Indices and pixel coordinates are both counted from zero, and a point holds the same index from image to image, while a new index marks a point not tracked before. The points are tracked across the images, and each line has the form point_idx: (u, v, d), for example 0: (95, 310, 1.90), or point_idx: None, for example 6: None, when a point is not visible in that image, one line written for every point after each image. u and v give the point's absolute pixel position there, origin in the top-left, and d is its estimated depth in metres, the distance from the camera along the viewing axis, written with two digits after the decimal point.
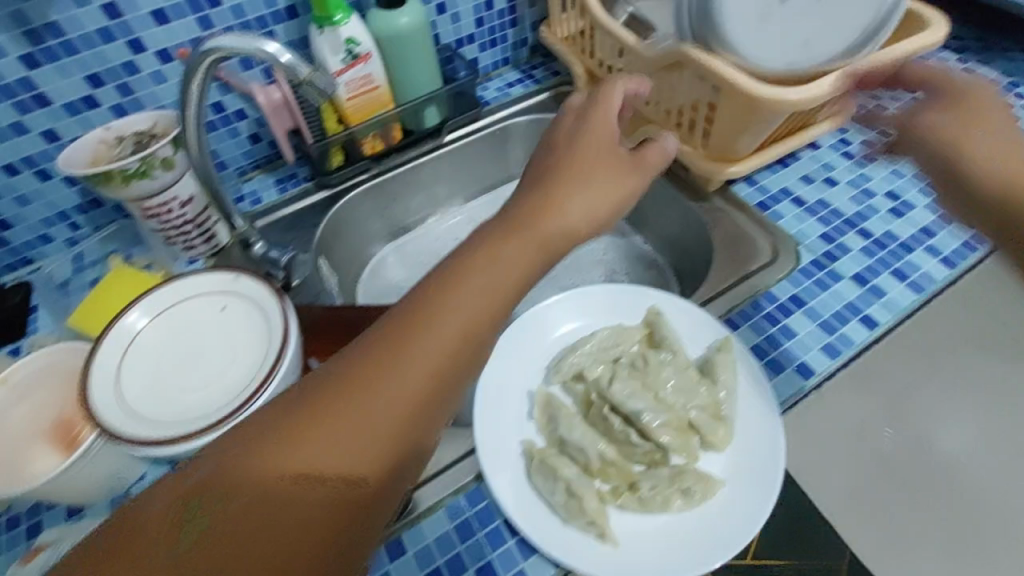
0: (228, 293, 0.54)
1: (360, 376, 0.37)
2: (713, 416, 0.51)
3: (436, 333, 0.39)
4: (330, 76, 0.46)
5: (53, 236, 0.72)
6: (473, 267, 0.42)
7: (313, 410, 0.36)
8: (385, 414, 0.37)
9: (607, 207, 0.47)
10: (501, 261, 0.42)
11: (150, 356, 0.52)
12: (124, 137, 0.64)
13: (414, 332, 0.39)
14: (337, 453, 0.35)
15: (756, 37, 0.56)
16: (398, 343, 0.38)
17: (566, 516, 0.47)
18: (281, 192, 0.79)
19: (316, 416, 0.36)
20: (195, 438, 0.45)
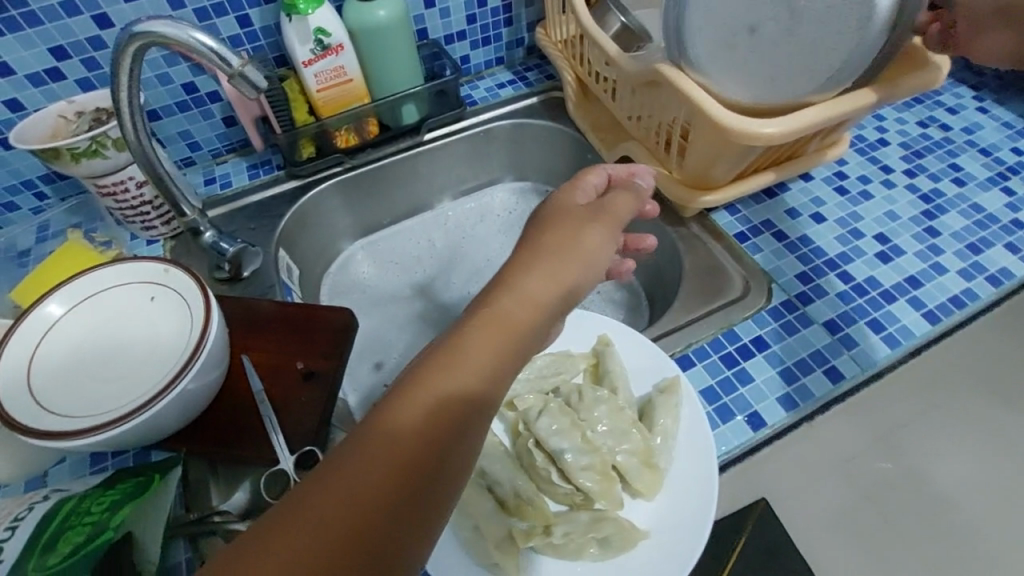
0: (157, 284, 0.53)
1: (297, 517, 0.27)
2: (642, 462, 0.48)
3: (429, 402, 0.31)
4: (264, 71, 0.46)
5: (18, 204, 0.73)
6: (437, 365, 0.33)
7: (308, 502, 0.27)
8: (390, 498, 0.28)
9: (572, 278, 0.40)
10: (468, 352, 0.34)
11: (68, 343, 0.51)
12: (85, 113, 0.64)
13: (367, 446, 0.29)
14: (335, 555, 0.26)
15: (721, 62, 0.53)
16: (408, 414, 0.31)
17: (472, 554, 0.44)
18: (251, 178, 0.77)
19: (310, 509, 0.27)
20: (91, 435, 0.44)
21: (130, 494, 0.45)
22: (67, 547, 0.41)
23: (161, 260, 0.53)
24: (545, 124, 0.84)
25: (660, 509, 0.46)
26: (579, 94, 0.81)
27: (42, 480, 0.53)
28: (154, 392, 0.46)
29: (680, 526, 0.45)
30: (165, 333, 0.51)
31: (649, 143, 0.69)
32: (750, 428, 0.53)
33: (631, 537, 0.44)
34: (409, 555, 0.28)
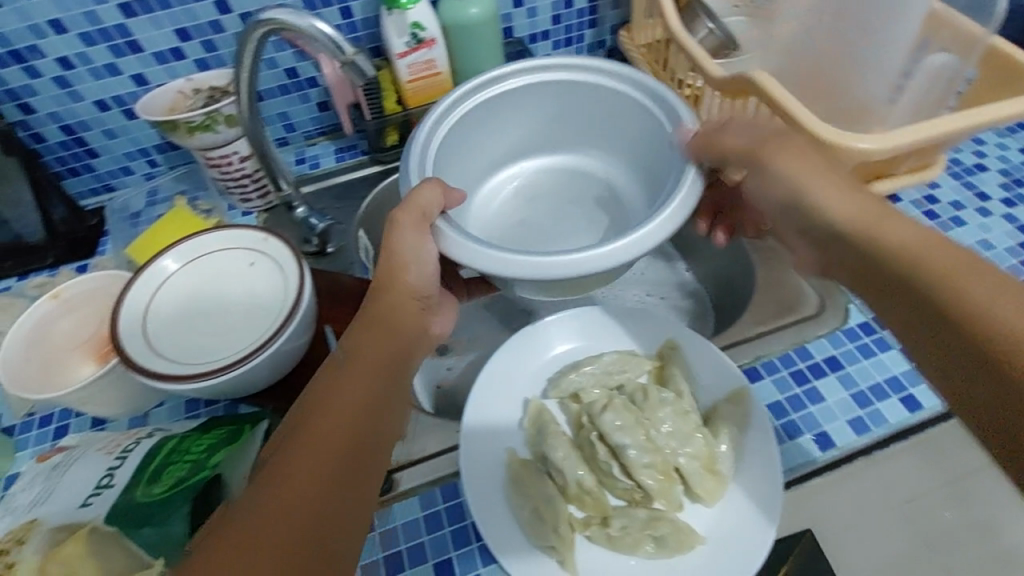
0: (256, 250, 0.58)
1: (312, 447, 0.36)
2: (705, 467, 0.48)
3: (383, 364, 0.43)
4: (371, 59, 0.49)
5: (133, 169, 0.79)
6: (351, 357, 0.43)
7: (299, 444, 0.36)
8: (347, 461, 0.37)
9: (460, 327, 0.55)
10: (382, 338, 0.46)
11: (176, 297, 0.56)
12: (200, 90, 0.69)
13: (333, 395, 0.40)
14: (326, 486, 0.35)
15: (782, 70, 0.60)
16: (370, 374, 0.42)
17: (530, 534, 0.46)
18: (339, 161, 0.82)
19: (308, 447, 0.36)
20: (193, 381, 0.49)
21: (226, 439, 0.49)
22: (169, 481, 0.46)
23: (261, 229, 0.58)
24: None
25: (719, 517, 0.46)
26: None
27: (143, 419, 0.59)
28: (248, 350, 0.50)
29: (737, 534, 0.45)
30: (262, 296, 0.56)
31: None
32: (818, 446, 0.52)
33: (688, 539, 0.45)
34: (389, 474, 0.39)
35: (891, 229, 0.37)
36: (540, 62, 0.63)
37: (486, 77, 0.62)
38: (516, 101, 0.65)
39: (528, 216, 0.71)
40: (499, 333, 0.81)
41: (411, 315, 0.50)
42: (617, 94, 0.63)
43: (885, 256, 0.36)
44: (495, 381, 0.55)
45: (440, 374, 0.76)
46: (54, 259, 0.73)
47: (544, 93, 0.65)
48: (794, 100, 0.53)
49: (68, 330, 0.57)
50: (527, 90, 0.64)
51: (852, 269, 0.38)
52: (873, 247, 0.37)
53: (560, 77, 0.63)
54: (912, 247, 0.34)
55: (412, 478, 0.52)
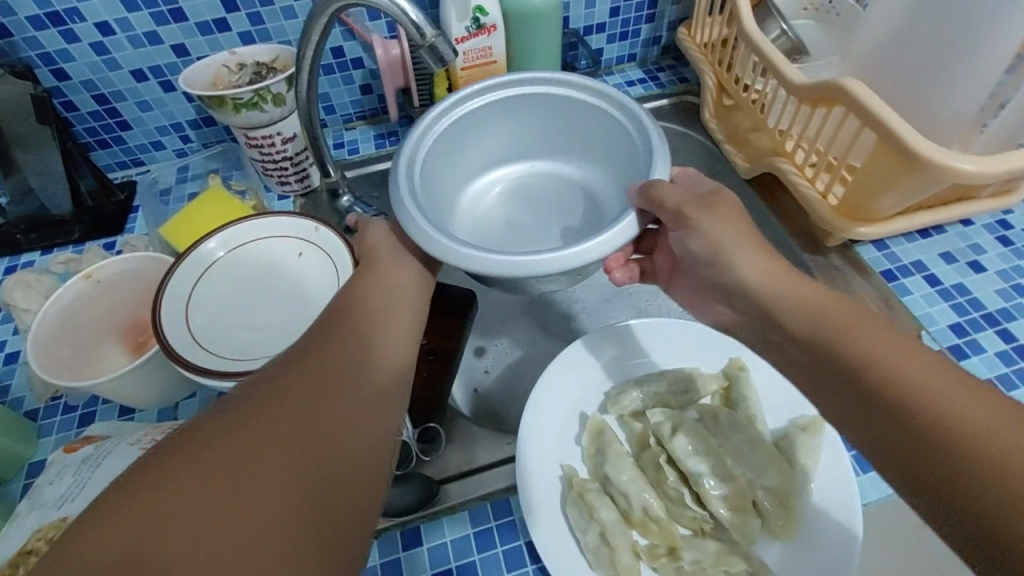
0: (307, 241, 0.56)
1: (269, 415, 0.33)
2: (781, 504, 0.45)
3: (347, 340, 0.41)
4: (451, 44, 0.46)
5: (165, 144, 0.75)
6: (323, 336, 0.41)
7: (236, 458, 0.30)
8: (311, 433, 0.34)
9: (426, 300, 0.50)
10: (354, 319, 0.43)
11: (219, 285, 0.54)
12: (245, 65, 0.66)
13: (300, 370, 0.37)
14: (289, 455, 0.32)
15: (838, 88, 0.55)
16: (326, 383, 0.37)
17: (593, 560, 0.44)
18: (379, 147, 0.78)
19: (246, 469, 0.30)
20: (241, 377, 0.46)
21: None
22: None
23: (313, 219, 0.57)
24: (674, 128, 0.82)
25: (793, 553, 0.43)
26: (717, 102, 0.77)
27: (173, 411, 0.56)
28: None
29: (813, 573, 0.42)
30: (310, 288, 0.55)
31: (799, 163, 0.65)
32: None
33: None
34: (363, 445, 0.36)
35: (838, 324, 0.38)
36: (509, 79, 0.57)
37: (456, 96, 0.56)
38: (496, 112, 0.59)
39: (512, 222, 0.64)
40: (540, 338, 0.72)
41: (385, 299, 0.46)
42: (591, 105, 0.58)
43: (832, 348, 0.38)
44: (553, 392, 0.52)
45: (477, 377, 0.68)
46: (80, 234, 0.70)
47: (520, 106, 0.60)
48: (891, 112, 0.49)
49: (100, 313, 0.55)
50: (511, 102, 0.59)
51: (793, 344, 0.41)
52: (819, 331, 0.39)
53: (546, 90, 0.58)
54: (859, 340, 0.36)
55: (462, 491, 0.50)
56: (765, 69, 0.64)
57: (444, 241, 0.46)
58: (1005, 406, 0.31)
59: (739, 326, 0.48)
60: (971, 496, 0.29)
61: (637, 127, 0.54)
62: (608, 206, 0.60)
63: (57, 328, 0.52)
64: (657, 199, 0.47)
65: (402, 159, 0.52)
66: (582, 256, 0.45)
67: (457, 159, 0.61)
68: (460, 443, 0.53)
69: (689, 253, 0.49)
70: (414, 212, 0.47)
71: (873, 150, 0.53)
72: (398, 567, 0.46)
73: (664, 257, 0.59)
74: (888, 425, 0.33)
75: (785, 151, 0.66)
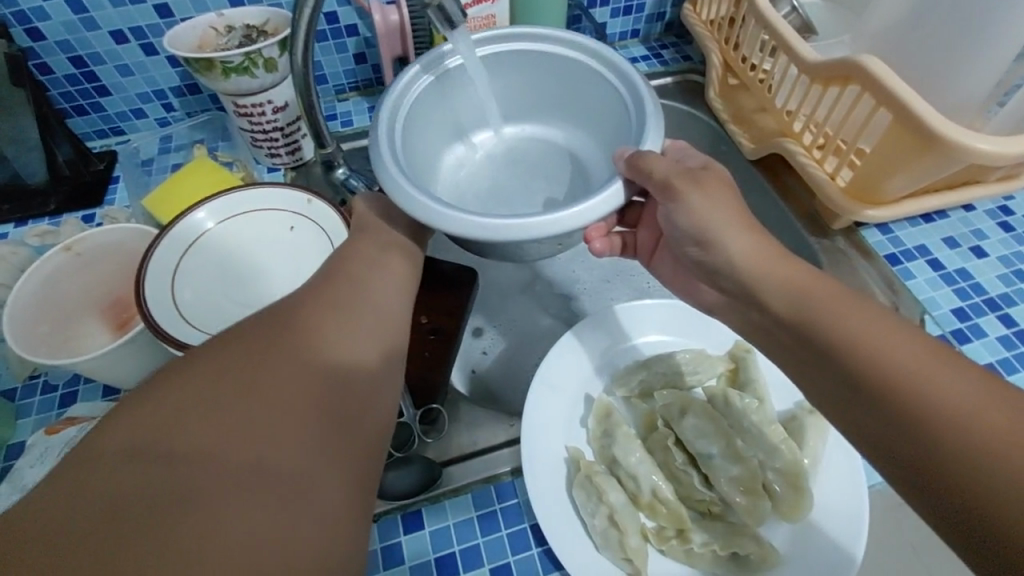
0: (299, 214, 0.54)
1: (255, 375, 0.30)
2: (791, 485, 0.44)
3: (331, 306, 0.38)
4: (459, 4, 0.47)
5: (146, 112, 0.71)
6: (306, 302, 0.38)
7: (192, 438, 0.26)
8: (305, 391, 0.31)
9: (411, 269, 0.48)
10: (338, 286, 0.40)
11: (207, 260, 0.51)
12: (234, 28, 0.62)
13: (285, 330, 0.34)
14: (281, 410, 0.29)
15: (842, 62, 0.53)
16: (313, 345, 0.34)
17: (601, 543, 0.43)
18: (374, 120, 0.75)
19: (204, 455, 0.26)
20: None
21: None
22: None
23: (307, 192, 0.54)
24: (678, 107, 0.80)
25: (800, 535, 0.43)
26: (722, 81, 0.75)
27: None
28: None
29: (822, 553, 0.42)
30: (304, 263, 0.52)
31: (807, 144, 0.64)
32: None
33: (772, 559, 0.42)
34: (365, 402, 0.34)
35: (823, 310, 0.37)
36: (501, 34, 0.54)
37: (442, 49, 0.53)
38: (486, 71, 0.57)
39: (498, 186, 0.62)
40: (538, 317, 0.71)
41: (371, 270, 0.44)
42: (585, 67, 0.54)
43: (819, 335, 0.36)
44: (558, 373, 0.51)
45: (475, 359, 0.66)
46: (56, 206, 0.66)
47: (513, 64, 0.57)
48: (908, 90, 0.49)
49: (81, 288, 0.52)
50: (500, 59, 0.56)
51: (780, 331, 0.40)
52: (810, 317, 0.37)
53: (539, 48, 0.55)
54: (847, 322, 0.35)
55: (465, 474, 0.48)
56: (775, 48, 0.63)
57: (424, 199, 0.43)
58: (996, 393, 0.30)
59: (724, 310, 0.46)
60: (960, 480, 0.28)
61: (629, 87, 0.51)
62: (596, 172, 0.58)
63: (33, 303, 0.49)
64: (645, 170, 0.44)
65: (382, 116, 0.49)
66: (566, 222, 0.42)
67: (439, 118, 0.58)
68: (463, 425, 0.52)
69: (678, 229, 0.46)
70: (393, 168, 0.45)
71: (888, 130, 0.52)
72: (401, 552, 0.45)
73: (648, 233, 0.56)
74: (877, 410, 0.32)
75: (792, 132, 0.65)
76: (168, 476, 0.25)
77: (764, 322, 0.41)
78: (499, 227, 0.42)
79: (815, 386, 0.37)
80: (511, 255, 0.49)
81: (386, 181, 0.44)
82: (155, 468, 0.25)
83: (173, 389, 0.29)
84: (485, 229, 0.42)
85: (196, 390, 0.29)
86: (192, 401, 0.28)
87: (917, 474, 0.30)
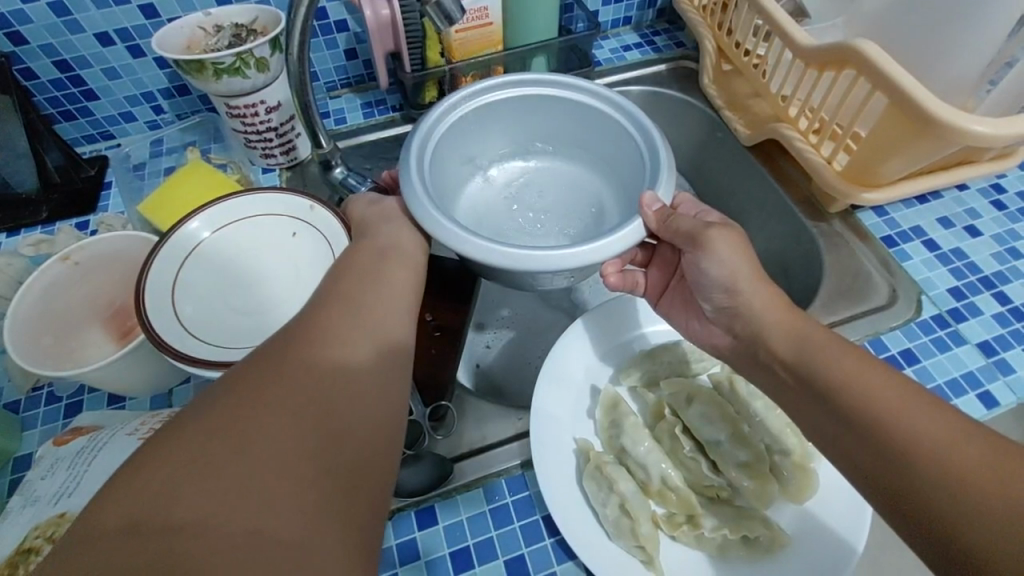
0: (300, 221, 0.54)
1: (263, 399, 0.32)
2: (797, 466, 0.46)
3: (333, 324, 0.39)
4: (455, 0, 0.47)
5: (136, 116, 0.70)
6: (316, 322, 0.39)
7: (193, 479, 0.27)
8: (316, 410, 0.33)
9: (415, 279, 0.48)
10: (343, 302, 0.41)
11: (207, 268, 0.51)
12: (222, 27, 0.61)
13: (289, 356, 0.35)
14: (296, 434, 0.31)
15: (839, 51, 0.53)
16: (318, 366, 0.35)
17: (613, 533, 0.43)
18: (367, 117, 0.75)
19: (217, 478, 0.28)
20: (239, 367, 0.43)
21: None
22: None
23: (307, 197, 0.54)
24: (673, 95, 0.80)
25: (807, 516, 0.44)
26: (716, 67, 0.75)
27: (167, 398, 0.53)
28: None
29: (827, 536, 0.42)
30: (307, 267, 0.52)
31: (803, 129, 0.64)
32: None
33: (780, 539, 0.43)
34: (372, 419, 0.35)
35: (820, 344, 0.39)
36: (536, 76, 0.55)
37: (478, 84, 0.54)
38: (517, 110, 0.58)
39: (514, 216, 0.62)
40: (541, 310, 0.71)
41: (380, 281, 0.44)
42: (614, 120, 0.55)
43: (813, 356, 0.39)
44: (564, 366, 0.52)
45: (479, 353, 0.67)
46: (49, 214, 0.64)
47: (544, 106, 0.57)
48: (907, 76, 0.49)
49: (80, 299, 0.51)
50: (532, 102, 0.57)
51: (779, 341, 0.41)
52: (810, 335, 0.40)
53: (573, 95, 0.56)
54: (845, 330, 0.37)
55: (475, 469, 0.49)
56: (768, 33, 0.63)
57: (453, 229, 0.44)
58: (968, 433, 0.33)
59: (725, 339, 0.47)
60: (927, 502, 0.31)
61: (649, 140, 0.52)
62: (608, 220, 0.58)
63: (33, 314, 0.48)
64: (673, 227, 0.46)
65: (412, 147, 0.50)
66: (576, 254, 0.43)
67: (463, 149, 0.58)
68: (471, 420, 0.52)
69: (705, 277, 0.47)
70: (419, 191, 0.46)
71: (885, 115, 0.53)
72: (415, 548, 0.45)
73: (660, 272, 0.55)
74: (859, 440, 0.35)
75: (786, 117, 0.66)
76: (169, 522, 0.26)
77: (769, 321, 0.42)
78: (520, 255, 0.42)
79: (800, 406, 0.39)
80: (521, 284, 0.49)
81: (409, 202, 0.46)
82: (159, 514, 0.26)
83: (194, 415, 0.30)
84: (507, 261, 0.42)
85: (198, 424, 0.30)
86: (192, 441, 0.29)
87: (897, 500, 0.33)
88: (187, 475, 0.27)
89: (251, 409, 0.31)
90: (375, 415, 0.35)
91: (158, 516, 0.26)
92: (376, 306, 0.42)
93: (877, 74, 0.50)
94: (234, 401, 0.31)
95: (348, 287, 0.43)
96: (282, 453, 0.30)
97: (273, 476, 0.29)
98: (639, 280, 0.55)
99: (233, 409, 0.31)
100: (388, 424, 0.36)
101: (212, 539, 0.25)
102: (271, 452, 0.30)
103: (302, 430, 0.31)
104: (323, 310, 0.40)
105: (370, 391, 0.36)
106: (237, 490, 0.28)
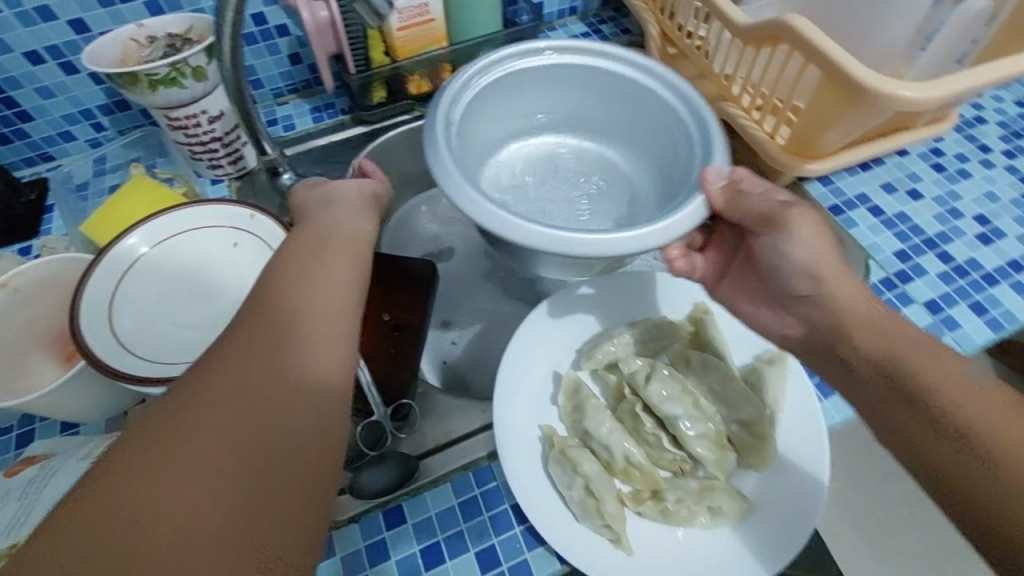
0: (241, 229, 0.52)
1: (211, 385, 0.31)
2: (754, 432, 0.47)
3: (287, 296, 0.37)
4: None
5: (75, 134, 0.68)
6: (270, 294, 0.37)
7: (133, 476, 0.26)
8: (265, 392, 0.32)
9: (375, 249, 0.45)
10: (303, 271, 0.39)
11: (147, 285, 0.49)
12: (156, 38, 0.60)
13: (238, 336, 0.34)
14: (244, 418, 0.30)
15: (773, 25, 0.54)
16: (267, 344, 0.33)
17: (579, 513, 0.44)
18: (316, 121, 0.74)
19: (160, 472, 0.27)
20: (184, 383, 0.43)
21: None
22: None
23: (249, 206, 0.52)
24: None
25: (768, 480, 0.45)
26: (662, 52, 0.76)
27: (122, 419, 0.52)
28: None
29: (788, 499, 0.44)
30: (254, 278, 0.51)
31: (746, 107, 0.66)
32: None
33: (741, 506, 0.44)
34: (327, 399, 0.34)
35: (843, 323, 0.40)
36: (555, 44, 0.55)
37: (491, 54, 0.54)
38: (541, 82, 0.57)
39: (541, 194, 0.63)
40: (505, 303, 0.71)
41: (345, 254, 0.42)
42: (626, 81, 0.55)
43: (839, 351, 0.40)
44: (526, 357, 0.52)
45: (444, 351, 0.67)
46: None
47: (553, 75, 0.57)
48: (835, 47, 0.50)
49: (22, 325, 0.50)
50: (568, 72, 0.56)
51: None
52: None
53: (609, 63, 0.55)
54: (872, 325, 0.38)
55: (442, 464, 0.49)
56: (708, 14, 0.64)
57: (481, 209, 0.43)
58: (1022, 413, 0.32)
59: None
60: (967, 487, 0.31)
61: (683, 99, 0.52)
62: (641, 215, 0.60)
63: None
64: (746, 209, 0.45)
65: (436, 115, 0.49)
66: (646, 238, 0.42)
67: (481, 125, 0.58)
68: (436, 416, 0.52)
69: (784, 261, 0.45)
70: (456, 175, 0.44)
71: (820, 87, 0.54)
72: (384, 548, 0.45)
73: (717, 257, 0.54)
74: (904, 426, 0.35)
75: (731, 96, 0.67)
76: (108, 517, 0.25)
77: None
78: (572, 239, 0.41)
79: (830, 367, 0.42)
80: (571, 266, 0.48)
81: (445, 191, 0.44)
82: (96, 512, 0.25)
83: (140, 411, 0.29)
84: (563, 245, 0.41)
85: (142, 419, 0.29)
86: (134, 437, 0.28)
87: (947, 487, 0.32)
88: (126, 473, 0.27)
89: (199, 382, 0.31)
90: (333, 393, 0.34)
91: (97, 511, 0.25)
92: (334, 275, 0.39)
93: (808, 48, 0.52)
94: (178, 390, 0.30)
95: (308, 263, 0.40)
96: (228, 421, 0.30)
97: (220, 465, 0.28)
98: (700, 267, 0.54)
99: (178, 399, 0.30)
100: (348, 392, 0.35)
101: (153, 534, 0.25)
102: (215, 437, 0.29)
103: (250, 411, 0.30)
104: (280, 283, 0.38)
105: (327, 367, 0.35)
106: (182, 483, 0.27)
